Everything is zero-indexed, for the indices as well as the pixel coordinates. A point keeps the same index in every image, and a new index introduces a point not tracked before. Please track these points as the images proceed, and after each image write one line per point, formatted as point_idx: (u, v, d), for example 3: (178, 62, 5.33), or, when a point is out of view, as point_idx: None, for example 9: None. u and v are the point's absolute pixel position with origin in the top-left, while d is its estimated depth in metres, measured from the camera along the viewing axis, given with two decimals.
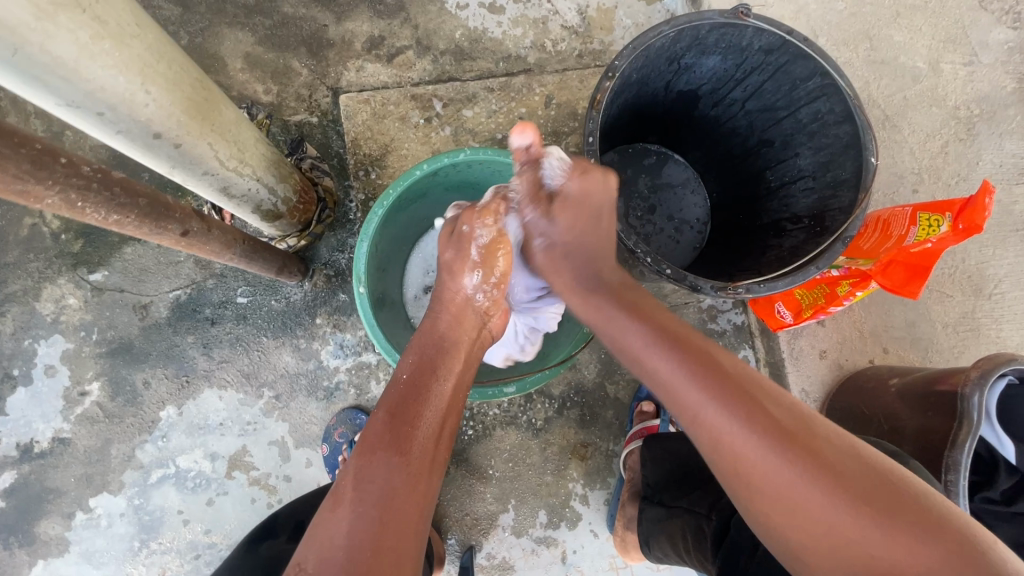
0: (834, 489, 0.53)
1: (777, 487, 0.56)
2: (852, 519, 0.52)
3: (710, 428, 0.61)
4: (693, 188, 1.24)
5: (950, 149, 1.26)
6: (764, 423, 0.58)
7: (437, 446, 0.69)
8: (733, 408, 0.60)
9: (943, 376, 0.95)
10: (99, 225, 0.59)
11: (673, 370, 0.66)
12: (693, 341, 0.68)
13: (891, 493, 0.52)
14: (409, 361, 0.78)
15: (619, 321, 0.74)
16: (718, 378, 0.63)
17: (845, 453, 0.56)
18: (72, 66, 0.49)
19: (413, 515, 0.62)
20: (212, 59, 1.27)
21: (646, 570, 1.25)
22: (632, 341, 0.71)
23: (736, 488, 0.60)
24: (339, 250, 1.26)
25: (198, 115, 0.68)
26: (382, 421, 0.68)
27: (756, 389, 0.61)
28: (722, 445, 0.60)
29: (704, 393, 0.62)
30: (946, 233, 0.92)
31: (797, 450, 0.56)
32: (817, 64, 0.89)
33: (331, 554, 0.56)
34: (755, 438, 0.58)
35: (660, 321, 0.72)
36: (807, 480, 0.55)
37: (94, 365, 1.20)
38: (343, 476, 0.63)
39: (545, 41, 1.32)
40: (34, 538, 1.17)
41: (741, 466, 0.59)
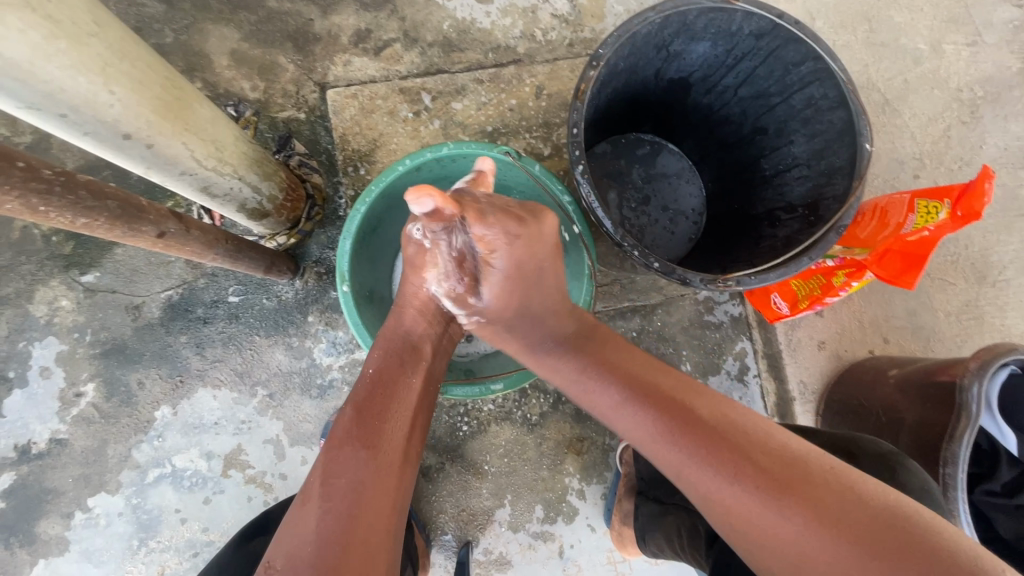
0: (821, 525, 0.52)
1: (769, 534, 0.54)
2: (847, 555, 0.50)
3: (691, 481, 0.60)
4: (688, 177, 1.22)
5: (953, 133, 1.23)
6: (739, 466, 0.57)
7: (408, 440, 0.71)
8: (707, 459, 0.59)
9: (943, 366, 0.92)
10: (66, 228, 0.60)
11: (642, 429, 0.66)
12: (661, 387, 0.68)
13: (875, 518, 0.51)
14: (375, 357, 0.79)
15: (586, 383, 0.73)
16: (693, 430, 0.62)
17: (822, 479, 0.55)
18: (26, 68, 0.49)
19: (386, 505, 0.63)
20: (197, 57, 1.26)
21: (644, 564, 1.24)
22: (597, 396, 0.71)
23: (732, 538, 0.58)
24: (329, 247, 1.25)
25: (170, 115, 0.67)
26: (350, 418, 0.69)
27: (728, 431, 0.61)
28: (708, 501, 0.59)
29: (677, 445, 0.62)
30: (944, 219, 0.89)
31: (775, 487, 0.55)
32: (809, 49, 0.86)
33: (299, 549, 0.56)
34: (717, 474, 0.58)
35: (626, 371, 0.71)
36: (795, 517, 0.53)
37: (88, 366, 1.21)
38: (311, 475, 0.63)
39: (535, 31, 1.29)
40: (34, 538, 1.18)
41: (730, 517, 0.57)
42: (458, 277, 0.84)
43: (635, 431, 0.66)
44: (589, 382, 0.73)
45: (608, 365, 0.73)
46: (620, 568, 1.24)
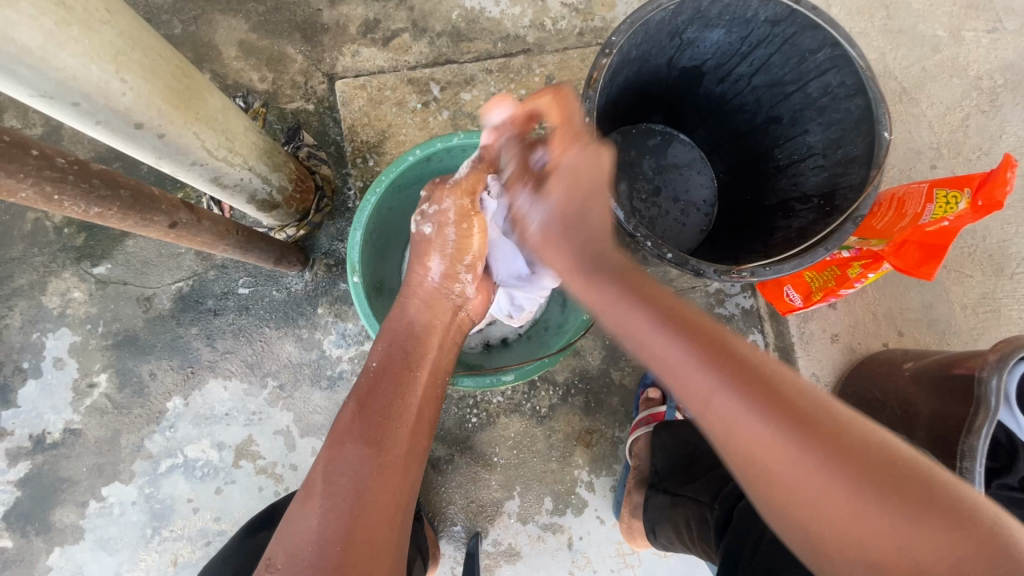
0: (859, 488, 0.49)
1: (798, 487, 0.51)
2: (877, 523, 0.48)
3: (719, 416, 0.55)
4: (699, 168, 1.20)
5: (972, 122, 1.20)
6: (782, 413, 0.52)
7: (413, 436, 0.69)
8: (749, 399, 0.54)
9: (960, 359, 0.91)
10: (80, 217, 0.60)
11: (678, 353, 0.58)
12: (703, 323, 0.61)
13: (918, 490, 0.48)
14: (380, 348, 0.77)
15: (619, 302, 0.65)
16: (728, 362, 0.56)
17: (871, 446, 0.51)
18: (39, 54, 0.49)
19: (389, 502, 0.63)
20: (206, 48, 1.25)
21: (653, 556, 1.24)
22: (630, 315, 0.64)
23: (746, 477, 0.55)
24: (338, 239, 1.25)
25: (181, 104, 0.66)
26: (352, 414, 0.68)
27: (777, 382, 0.55)
28: (730, 430, 0.54)
29: (716, 381, 0.55)
30: (964, 210, 0.87)
31: (824, 444, 0.51)
32: (827, 35, 0.84)
33: (302, 547, 0.58)
34: (750, 410, 0.53)
35: (668, 303, 0.63)
36: (836, 478, 0.49)
37: (101, 357, 1.22)
38: (314, 472, 0.64)
39: (544, 20, 1.28)
40: (50, 526, 1.20)
41: (753, 454, 0.53)
42: (454, 264, 0.86)
43: (665, 356, 0.60)
44: (622, 307, 0.65)
45: (645, 294, 0.65)
46: (629, 560, 1.24)
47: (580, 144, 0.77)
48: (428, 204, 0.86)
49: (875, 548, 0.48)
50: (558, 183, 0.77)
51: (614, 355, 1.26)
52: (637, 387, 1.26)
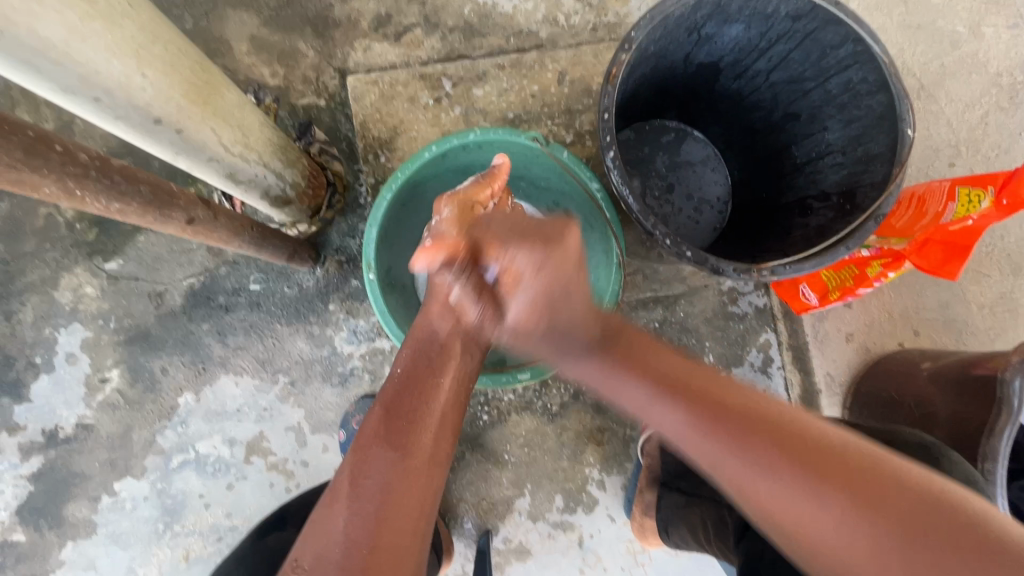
0: (866, 528, 0.50)
1: (810, 529, 0.53)
2: (888, 560, 0.49)
3: (727, 476, 0.57)
4: (714, 165, 1.19)
5: (991, 119, 1.19)
6: (783, 464, 0.54)
7: (439, 442, 0.68)
8: (748, 459, 0.56)
9: (981, 359, 0.90)
10: (101, 213, 0.60)
11: (675, 423, 0.61)
12: (697, 378, 0.63)
13: (927, 521, 0.49)
14: (404, 355, 0.77)
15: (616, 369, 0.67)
16: (729, 426, 0.58)
17: (876, 475, 0.52)
18: (61, 49, 0.48)
19: (414, 506, 0.62)
20: (217, 42, 1.25)
21: (664, 554, 1.24)
22: (632, 388, 0.65)
23: (762, 525, 0.57)
24: (350, 236, 1.25)
25: (199, 100, 0.66)
26: (378, 418, 0.68)
27: (773, 430, 0.57)
28: (743, 492, 0.57)
29: (715, 446, 0.58)
30: (988, 209, 0.86)
31: (828, 486, 0.52)
32: (849, 31, 0.83)
33: (329, 550, 0.57)
34: (757, 471, 0.55)
35: (658, 363, 0.66)
36: (844, 518, 0.51)
37: (113, 353, 1.22)
38: (340, 473, 0.64)
39: (558, 15, 1.27)
40: (62, 520, 1.20)
41: (771, 513, 0.55)
42: None
43: (663, 425, 0.62)
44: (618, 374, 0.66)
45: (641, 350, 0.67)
46: (640, 559, 1.24)
47: (538, 240, 0.70)
48: (431, 217, 0.83)
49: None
50: (519, 293, 0.71)
51: None
52: None
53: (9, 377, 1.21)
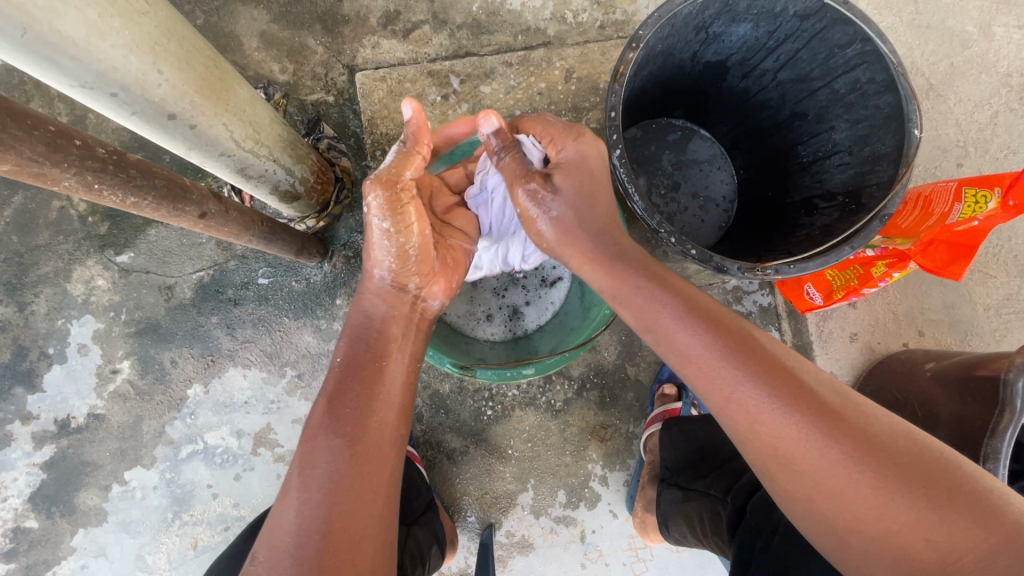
0: (870, 477, 0.53)
1: (814, 465, 0.55)
2: (885, 506, 0.52)
3: (741, 406, 0.59)
4: (720, 164, 1.19)
5: (1000, 120, 1.18)
6: (803, 403, 0.57)
7: (388, 424, 0.67)
8: (769, 391, 0.58)
9: (982, 361, 0.91)
10: (117, 207, 0.61)
11: (702, 348, 0.63)
12: (723, 316, 0.66)
13: (924, 471, 0.52)
14: (344, 344, 0.74)
15: (648, 299, 0.69)
16: (752, 359, 0.60)
17: (885, 434, 0.55)
18: (81, 45, 0.49)
19: (368, 493, 0.62)
20: (227, 38, 1.26)
21: (665, 551, 1.25)
22: (661, 320, 0.67)
23: (767, 460, 0.58)
24: (357, 231, 1.26)
25: (213, 95, 0.67)
26: (324, 408, 0.66)
27: (794, 376, 0.60)
28: (755, 422, 0.58)
29: (737, 373, 0.60)
30: (994, 210, 0.87)
31: (842, 431, 0.55)
32: (857, 30, 0.83)
33: (284, 538, 0.58)
34: (769, 398, 0.58)
35: (689, 295, 0.68)
36: (852, 462, 0.54)
37: (123, 344, 1.24)
38: (295, 464, 0.63)
39: (565, 13, 1.27)
40: (74, 508, 1.22)
41: (777, 444, 0.57)
42: (403, 264, 0.78)
43: (686, 349, 0.64)
44: (652, 303, 0.68)
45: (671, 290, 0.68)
46: (641, 554, 1.25)
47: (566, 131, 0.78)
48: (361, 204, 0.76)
49: (879, 522, 0.52)
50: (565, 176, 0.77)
51: (630, 351, 1.26)
52: (652, 383, 1.26)
53: (23, 367, 1.23)
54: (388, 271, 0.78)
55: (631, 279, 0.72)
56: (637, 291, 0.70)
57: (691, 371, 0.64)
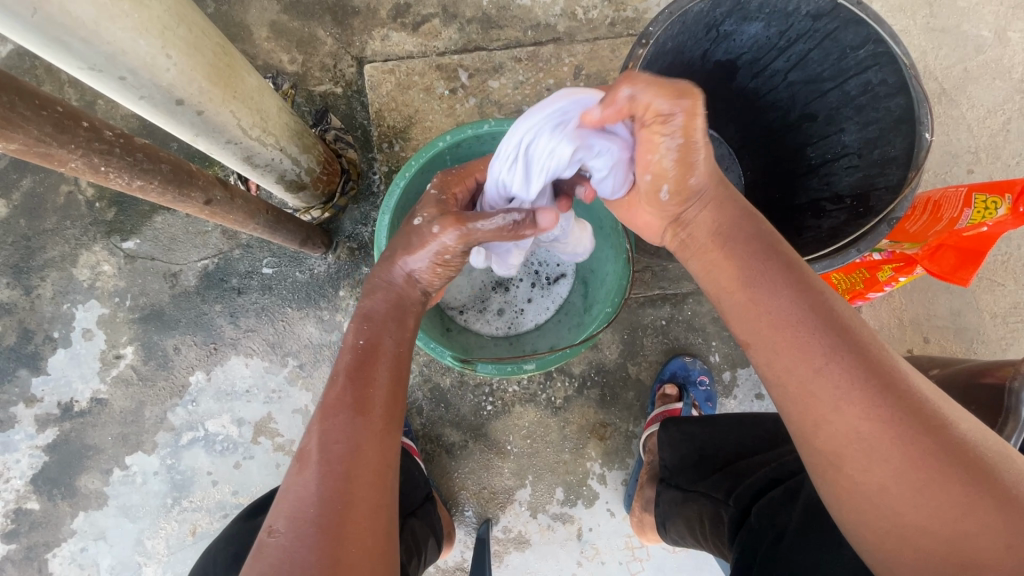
0: (958, 475, 0.48)
1: (892, 454, 0.50)
2: (969, 508, 0.47)
3: (827, 380, 0.53)
4: (728, 164, 1.18)
5: (1013, 126, 1.17)
6: (896, 388, 0.52)
7: (393, 394, 0.67)
8: (866, 370, 0.52)
9: (989, 369, 0.91)
10: (123, 190, 0.61)
11: (799, 313, 0.56)
12: (824, 285, 0.59)
13: (1007, 479, 0.49)
14: (359, 324, 0.72)
15: (750, 257, 0.62)
16: (851, 336, 0.54)
17: (972, 436, 0.51)
18: (91, 27, 0.50)
19: (380, 466, 0.61)
20: (237, 28, 1.26)
21: (662, 550, 1.25)
22: (748, 278, 0.61)
23: (835, 441, 0.53)
24: (362, 223, 1.26)
25: (221, 81, 0.67)
26: (341, 385, 0.65)
27: (889, 357, 0.54)
28: (839, 399, 0.52)
29: (833, 343, 0.54)
30: (1004, 216, 0.87)
31: (932, 427, 0.50)
32: (870, 31, 0.82)
33: (303, 509, 0.56)
34: (861, 377, 0.52)
35: (793, 263, 0.60)
36: (936, 457, 0.49)
37: (127, 330, 1.25)
38: (308, 438, 0.61)
39: (575, 9, 1.26)
40: (75, 491, 1.23)
41: (855, 426, 0.52)
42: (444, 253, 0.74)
43: (775, 311, 0.58)
44: (744, 263, 0.62)
45: (772, 251, 0.62)
46: (638, 553, 1.25)
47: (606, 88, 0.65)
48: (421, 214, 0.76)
49: (955, 527, 0.47)
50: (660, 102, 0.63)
51: (631, 350, 1.26)
52: (653, 383, 1.26)
53: (27, 350, 1.24)
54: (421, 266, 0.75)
55: (720, 233, 0.66)
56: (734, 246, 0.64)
57: (772, 336, 0.57)
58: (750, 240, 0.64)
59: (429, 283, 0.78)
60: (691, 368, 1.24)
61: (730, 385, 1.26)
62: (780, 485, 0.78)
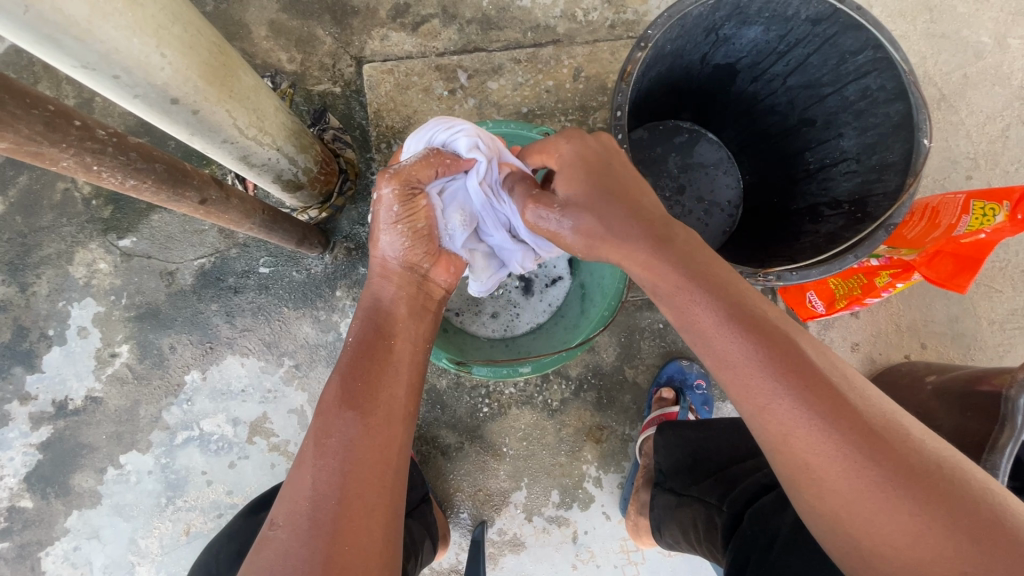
0: (908, 504, 0.47)
1: (843, 486, 0.50)
2: (921, 537, 0.46)
3: (772, 419, 0.52)
4: (726, 168, 1.18)
5: (1012, 133, 1.17)
6: (841, 421, 0.50)
7: (395, 394, 0.67)
8: (809, 405, 0.51)
9: (985, 376, 0.90)
10: (116, 189, 0.61)
11: (740, 353, 0.53)
12: (763, 312, 0.56)
13: (970, 505, 0.46)
14: (356, 325, 0.74)
15: (681, 294, 0.58)
16: (795, 371, 0.52)
17: (932, 461, 0.49)
18: (84, 26, 0.49)
19: (379, 460, 0.60)
20: (236, 26, 1.26)
21: (657, 554, 1.24)
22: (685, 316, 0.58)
23: (789, 473, 0.53)
24: (359, 223, 1.25)
25: (216, 81, 0.67)
26: (336, 382, 0.65)
27: (835, 387, 0.52)
28: (784, 436, 0.52)
29: (774, 379, 0.52)
30: (1003, 222, 0.86)
31: (883, 458, 0.49)
32: (869, 36, 0.81)
33: (300, 502, 0.56)
34: (803, 416, 0.51)
35: (736, 291, 0.57)
36: (889, 488, 0.48)
37: (123, 328, 1.24)
38: (306, 437, 0.62)
39: (575, 11, 1.26)
40: (68, 490, 1.23)
41: (803, 461, 0.51)
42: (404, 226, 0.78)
43: (716, 351, 0.55)
44: (682, 298, 0.58)
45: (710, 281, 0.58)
46: (633, 557, 1.24)
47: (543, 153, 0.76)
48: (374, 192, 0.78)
49: (914, 558, 0.47)
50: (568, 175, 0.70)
51: (628, 353, 1.26)
52: (650, 386, 1.25)
53: (23, 347, 1.24)
54: (396, 245, 0.78)
55: (654, 264, 0.60)
56: (664, 284, 0.59)
57: (718, 374, 0.56)
58: (687, 270, 0.58)
59: (414, 258, 0.80)
60: (688, 372, 1.23)
61: (727, 389, 1.26)
62: (774, 491, 0.78)
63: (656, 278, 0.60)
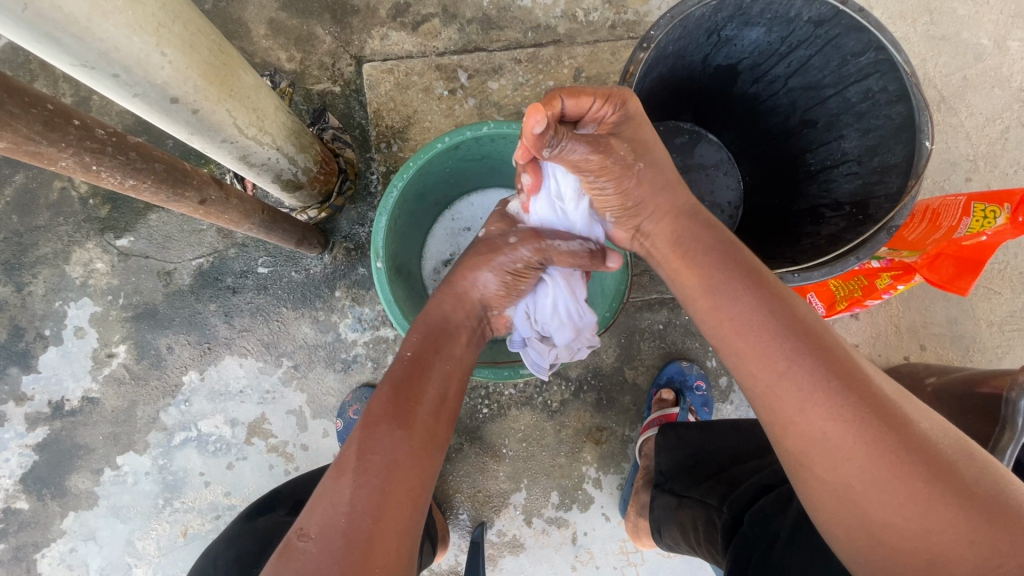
0: (919, 471, 0.49)
1: (855, 453, 0.51)
2: (929, 504, 0.48)
3: (789, 382, 0.55)
4: (726, 169, 1.18)
5: (1011, 135, 1.17)
6: (854, 387, 0.53)
7: (438, 413, 0.67)
8: (826, 370, 0.54)
9: (986, 378, 0.91)
10: (115, 189, 0.60)
11: (759, 319, 0.59)
12: (785, 291, 0.62)
13: (969, 475, 0.49)
14: (412, 339, 0.75)
15: (710, 265, 0.65)
16: (811, 337, 0.57)
17: (935, 433, 0.52)
18: (84, 23, 0.49)
19: (416, 486, 0.60)
20: (235, 24, 1.25)
21: (657, 556, 1.24)
22: (713, 285, 0.64)
23: (800, 443, 0.54)
24: (359, 223, 1.25)
25: (217, 80, 0.66)
26: (389, 397, 0.65)
27: (850, 358, 0.56)
28: (801, 400, 0.54)
29: (792, 344, 0.56)
30: (1003, 225, 0.87)
31: (892, 425, 0.51)
32: (871, 38, 0.81)
33: (334, 518, 0.55)
34: (818, 377, 0.54)
35: (758, 270, 0.63)
36: (898, 454, 0.50)
37: (120, 328, 1.23)
38: (347, 445, 0.61)
39: (576, 11, 1.26)
40: (65, 491, 1.22)
41: (818, 427, 0.53)
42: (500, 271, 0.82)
43: (737, 317, 0.60)
44: (710, 268, 0.65)
45: (735, 263, 0.64)
46: (633, 558, 1.24)
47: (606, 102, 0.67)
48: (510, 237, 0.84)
49: (919, 524, 0.48)
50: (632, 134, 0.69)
51: (628, 354, 1.25)
52: (650, 387, 1.25)
53: (18, 347, 1.23)
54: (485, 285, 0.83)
55: (687, 242, 0.69)
56: (696, 258, 0.67)
57: (737, 341, 0.60)
58: (714, 251, 0.66)
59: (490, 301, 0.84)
60: (688, 373, 1.23)
61: (726, 391, 1.27)
62: (773, 491, 0.78)
63: (686, 257, 0.69)
